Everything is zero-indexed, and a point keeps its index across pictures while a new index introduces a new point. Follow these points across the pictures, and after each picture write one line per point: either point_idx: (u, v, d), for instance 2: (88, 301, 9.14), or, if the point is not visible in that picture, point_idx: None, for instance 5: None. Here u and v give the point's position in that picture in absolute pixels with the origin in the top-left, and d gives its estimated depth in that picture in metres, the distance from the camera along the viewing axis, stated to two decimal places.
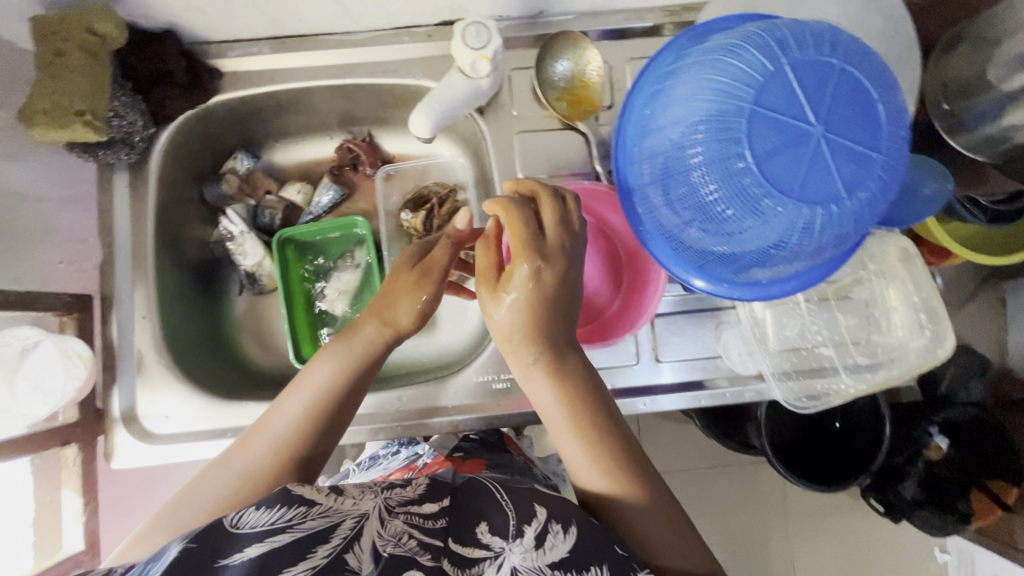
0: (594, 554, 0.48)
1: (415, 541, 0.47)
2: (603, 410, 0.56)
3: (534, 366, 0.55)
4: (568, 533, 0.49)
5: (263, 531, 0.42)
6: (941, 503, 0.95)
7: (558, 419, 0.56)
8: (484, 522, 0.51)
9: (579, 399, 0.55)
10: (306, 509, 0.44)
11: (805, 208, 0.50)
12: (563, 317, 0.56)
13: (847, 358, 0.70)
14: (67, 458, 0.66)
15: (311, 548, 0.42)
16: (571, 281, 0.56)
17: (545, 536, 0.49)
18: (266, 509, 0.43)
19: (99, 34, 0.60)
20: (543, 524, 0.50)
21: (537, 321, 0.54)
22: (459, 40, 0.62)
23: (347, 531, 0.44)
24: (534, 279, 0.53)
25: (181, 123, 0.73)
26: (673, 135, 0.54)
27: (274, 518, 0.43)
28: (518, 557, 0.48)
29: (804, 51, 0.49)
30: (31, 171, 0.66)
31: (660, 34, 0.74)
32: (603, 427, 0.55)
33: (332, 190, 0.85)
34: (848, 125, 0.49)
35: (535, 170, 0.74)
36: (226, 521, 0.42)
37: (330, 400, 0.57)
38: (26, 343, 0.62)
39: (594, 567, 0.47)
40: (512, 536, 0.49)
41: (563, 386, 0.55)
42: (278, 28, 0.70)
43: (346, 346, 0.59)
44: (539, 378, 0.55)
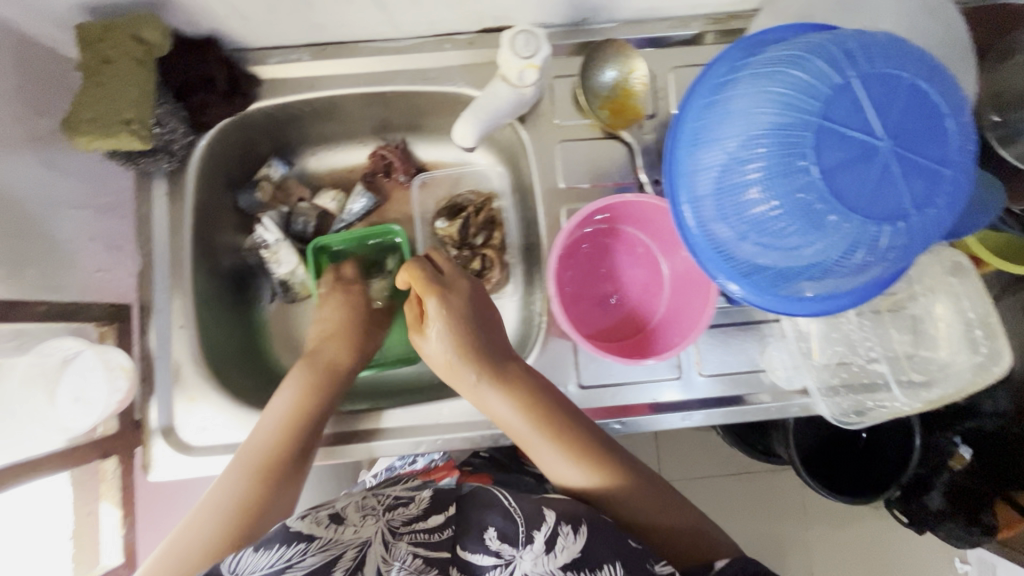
0: (603, 553, 0.54)
1: (419, 559, 0.53)
2: (559, 405, 0.64)
3: (485, 381, 0.65)
4: (578, 534, 0.54)
5: (266, 574, 0.48)
6: (964, 513, 0.95)
7: (519, 425, 0.63)
8: (492, 528, 0.56)
9: (532, 401, 0.64)
10: (305, 546, 0.51)
11: (872, 224, 0.48)
12: (485, 333, 0.68)
13: (900, 374, 0.69)
14: (106, 471, 0.66)
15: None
16: (481, 308, 0.70)
17: (555, 539, 0.54)
18: (265, 552, 0.50)
19: (145, 41, 0.59)
20: (551, 527, 0.55)
21: (466, 343, 0.67)
22: (507, 49, 0.61)
23: (348, 562, 0.51)
24: (444, 306, 0.67)
25: (219, 131, 0.73)
26: (731, 148, 0.53)
27: (275, 560, 0.49)
28: (530, 563, 0.53)
29: (872, 65, 0.48)
30: (69, 180, 0.66)
31: (702, 43, 0.73)
32: (563, 421, 0.63)
33: (365, 198, 0.83)
34: (916, 140, 0.48)
35: (576, 179, 0.73)
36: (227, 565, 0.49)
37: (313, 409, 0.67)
38: (67, 353, 0.61)
39: (606, 566, 0.53)
40: (522, 542, 0.54)
41: (516, 395, 0.64)
42: (318, 35, 0.69)
43: (297, 374, 0.70)
44: (491, 394, 0.65)
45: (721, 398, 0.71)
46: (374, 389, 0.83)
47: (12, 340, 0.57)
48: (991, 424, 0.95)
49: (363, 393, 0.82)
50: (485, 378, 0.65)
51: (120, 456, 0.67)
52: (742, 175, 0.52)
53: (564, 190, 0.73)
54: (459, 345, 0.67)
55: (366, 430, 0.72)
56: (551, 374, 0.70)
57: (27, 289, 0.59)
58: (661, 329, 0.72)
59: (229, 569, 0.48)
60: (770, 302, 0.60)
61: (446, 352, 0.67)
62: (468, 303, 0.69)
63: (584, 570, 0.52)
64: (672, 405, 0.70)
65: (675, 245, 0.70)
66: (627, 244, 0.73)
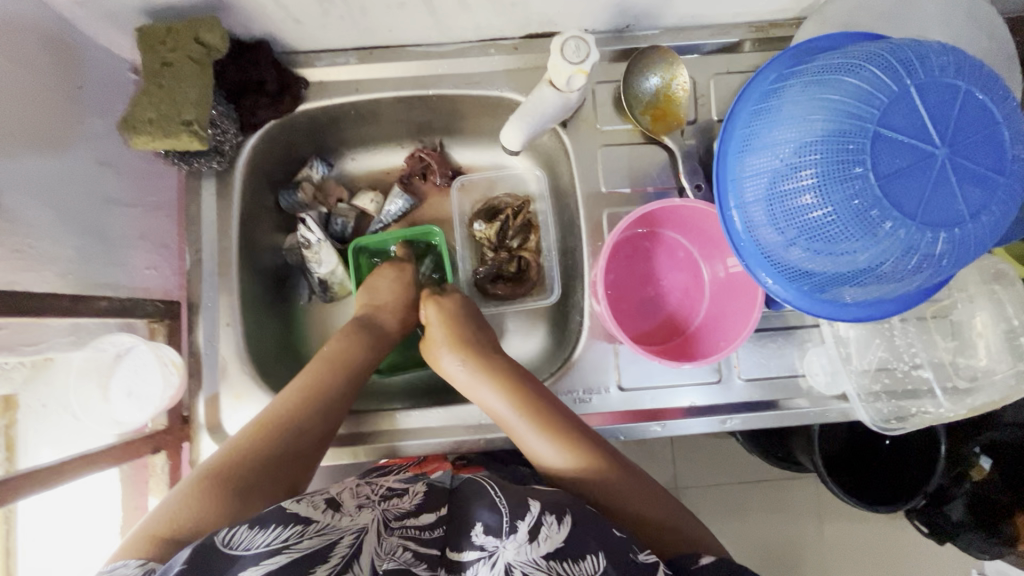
0: (590, 544, 0.50)
1: (410, 553, 0.49)
2: (545, 397, 0.66)
3: (479, 375, 0.68)
4: (562, 524, 0.51)
5: (262, 552, 0.44)
6: (987, 525, 0.94)
7: (508, 414, 0.65)
8: (479, 523, 0.52)
9: (519, 390, 0.66)
10: (301, 528, 0.47)
11: (927, 231, 0.49)
12: (476, 331, 0.73)
13: (943, 381, 0.69)
14: (155, 466, 0.65)
15: (309, 568, 0.44)
16: (478, 317, 0.75)
17: (538, 529, 0.50)
18: (261, 530, 0.46)
19: (206, 44, 0.60)
20: (535, 518, 0.51)
21: (461, 339, 0.72)
22: (558, 55, 0.62)
23: (347, 548, 0.47)
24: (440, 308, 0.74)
25: (267, 131, 0.74)
26: (783, 154, 0.53)
27: (270, 539, 0.46)
28: (513, 553, 0.49)
29: (929, 74, 0.49)
30: (124, 178, 0.67)
31: (741, 51, 0.75)
32: (549, 410, 0.64)
33: (402, 199, 0.84)
34: (973, 148, 0.48)
35: (616, 183, 0.74)
36: (218, 542, 0.45)
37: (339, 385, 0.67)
38: (120, 349, 0.64)
39: (590, 555, 0.49)
40: (505, 533, 0.50)
41: (506, 386, 0.66)
42: (367, 39, 0.70)
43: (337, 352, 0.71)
44: (484, 386, 0.67)
45: (759, 402, 0.71)
46: (411, 387, 0.84)
47: (69, 335, 0.59)
48: (1010, 436, 0.92)
49: (401, 392, 0.84)
50: (478, 371, 0.69)
51: (169, 451, 0.65)
52: (794, 181, 0.53)
53: (606, 194, 0.74)
54: (454, 343, 0.72)
55: (403, 430, 0.72)
56: (592, 375, 0.71)
57: (84, 285, 0.60)
58: (703, 332, 0.72)
59: (223, 544, 0.45)
60: (810, 306, 0.61)
61: (450, 355, 0.71)
62: (463, 307, 0.75)
63: (567, 560, 0.48)
64: (711, 408, 0.71)
65: (719, 250, 0.70)
66: (668, 248, 0.74)
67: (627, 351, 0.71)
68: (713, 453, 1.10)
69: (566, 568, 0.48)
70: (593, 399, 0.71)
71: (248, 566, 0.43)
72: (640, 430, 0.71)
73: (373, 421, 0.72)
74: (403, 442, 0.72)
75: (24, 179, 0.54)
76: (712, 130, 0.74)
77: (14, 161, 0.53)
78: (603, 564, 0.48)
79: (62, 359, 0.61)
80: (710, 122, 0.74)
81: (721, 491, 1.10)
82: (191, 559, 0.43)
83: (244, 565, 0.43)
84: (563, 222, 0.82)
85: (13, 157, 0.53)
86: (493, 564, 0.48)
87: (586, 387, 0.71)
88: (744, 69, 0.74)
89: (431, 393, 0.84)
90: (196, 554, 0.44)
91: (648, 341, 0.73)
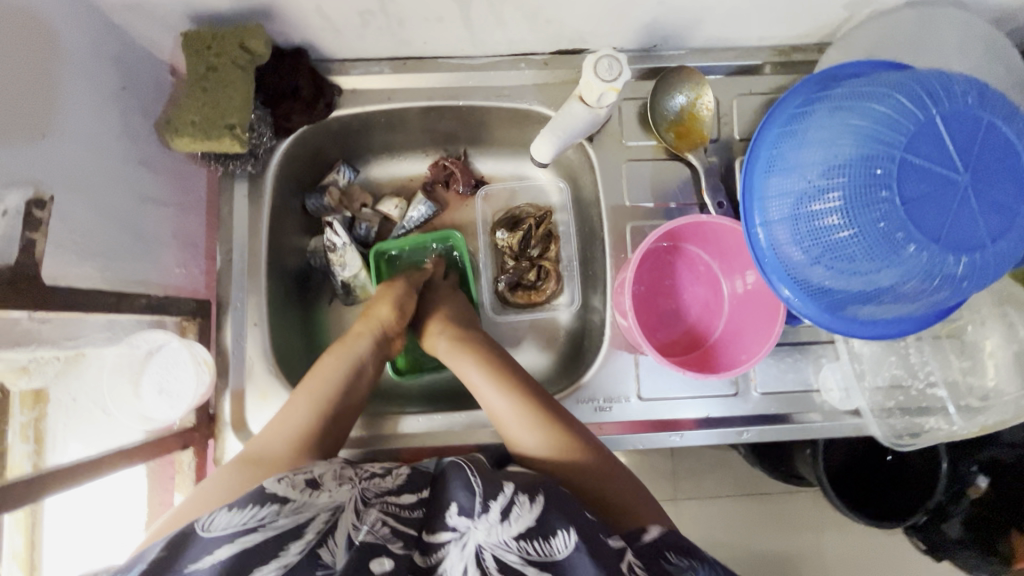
0: (560, 519, 0.48)
1: (388, 529, 0.48)
2: (532, 382, 0.66)
3: (464, 358, 0.70)
4: (534, 503, 0.49)
5: (235, 532, 0.44)
6: (984, 544, 0.96)
7: (496, 398, 0.64)
8: (454, 504, 0.49)
9: (509, 374, 0.66)
10: (278, 507, 0.47)
11: (950, 255, 0.50)
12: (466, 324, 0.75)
13: (959, 399, 0.71)
14: (183, 462, 0.68)
15: (282, 545, 0.44)
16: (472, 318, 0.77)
17: (511, 508, 0.48)
18: (238, 511, 0.46)
19: (250, 51, 0.62)
20: (508, 497, 0.49)
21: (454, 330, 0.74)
22: (591, 72, 0.63)
23: (321, 525, 0.46)
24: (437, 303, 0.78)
25: (299, 135, 0.75)
26: (811, 176, 0.55)
27: (247, 519, 0.45)
28: (483, 534, 0.47)
29: (954, 104, 0.51)
30: (160, 178, 0.68)
31: (764, 73, 0.77)
32: (535, 393, 0.64)
33: (425, 206, 0.85)
34: (994, 178, 0.50)
35: (640, 197, 0.76)
36: (197, 526, 0.44)
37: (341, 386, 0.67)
38: (152, 346, 0.66)
39: (559, 532, 0.47)
40: (478, 513, 0.48)
41: (491, 370, 0.67)
42: (402, 50, 0.72)
43: (338, 352, 0.70)
44: (470, 370, 0.69)
45: (775, 414, 0.72)
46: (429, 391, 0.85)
47: (104, 331, 0.60)
48: (1008, 455, 0.91)
49: (420, 396, 0.84)
50: (465, 356, 0.70)
51: (195, 448, 0.68)
52: (821, 203, 0.54)
53: (630, 208, 0.76)
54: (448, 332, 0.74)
55: (423, 434, 0.73)
56: (612, 385, 0.73)
57: (119, 282, 0.61)
58: (722, 345, 0.75)
59: (201, 527, 0.44)
60: (828, 322, 0.62)
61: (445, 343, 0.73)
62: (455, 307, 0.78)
63: (538, 539, 0.47)
64: (728, 420, 0.72)
65: (740, 265, 0.73)
66: (689, 261, 0.76)
67: (647, 361, 0.73)
68: (714, 464, 1.10)
69: (536, 547, 0.46)
70: (613, 408, 0.72)
71: (222, 545, 0.43)
72: (659, 440, 0.72)
73: (395, 424, 0.73)
74: (423, 446, 0.72)
75: (69, 176, 0.55)
76: (733, 148, 0.76)
77: (62, 159, 0.54)
78: (573, 540, 0.46)
79: (96, 352, 0.60)
80: (732, 141, 0.76)
81: (721, 502, 1.10)
82: (171, 544, 0.43)
83: (216, 545, 0.43)
84: (584, 233, 0.84)
85: (61, 154, 0.54)
86: (464, 546, 0.47)
87: (606, 396, 0.72)
88: (766, 91, 0.77)
89: (449, 399, 0.84)
90: (176, 539, 0.43)
91: (668, 352, 0.75)
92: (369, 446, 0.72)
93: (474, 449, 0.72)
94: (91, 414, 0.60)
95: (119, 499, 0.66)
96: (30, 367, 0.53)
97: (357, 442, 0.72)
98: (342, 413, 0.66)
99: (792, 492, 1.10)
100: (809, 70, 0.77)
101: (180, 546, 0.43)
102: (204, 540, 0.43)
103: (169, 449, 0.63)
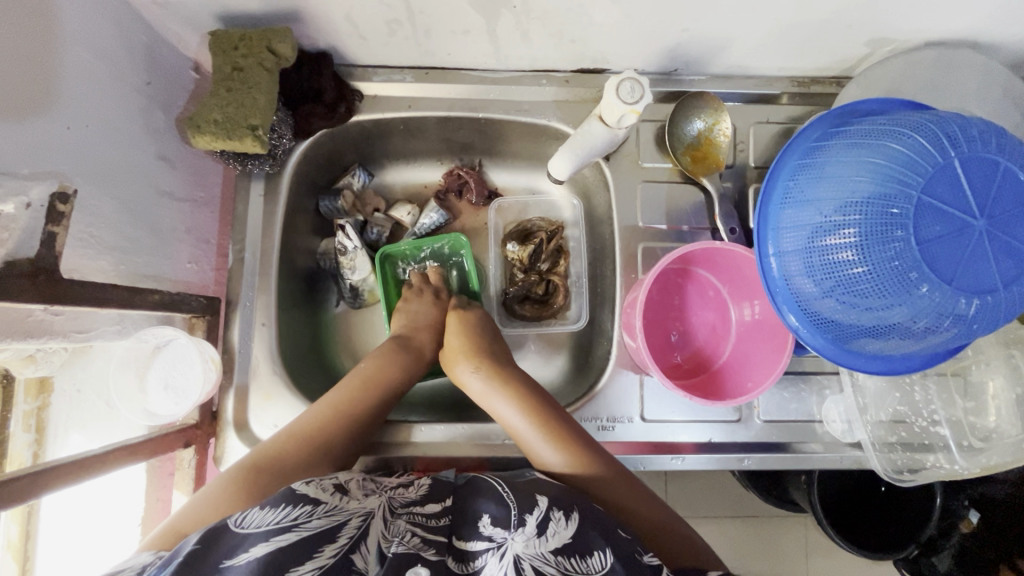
0: (597, 540, 0.48)
1: (418, 538, 0.47)
2: (552, 402, 0.66)
3: (493, 383, 0.68)
4: (570, 520, 0.49)
5: (269, 530, 0.43)
6: None
7: (521, 420, 0.64)
8: (486, 516, 0.50)
9: (531, 399, 0.65)
10: (311, 509, 0.47)
11: (962, 297, 0.50)
12: (496, 342, 0.74)
13: (961, 439, 0.72)
14: (183, 460, 0.66)
15: (317, 547, 0.43)
16: (494, 332, 0.76)
17: (547, 524, 0.49)
18: (272, 510, 0.45)
19: (277, 53, 0.63)
20: (543, 512, 0.50)
21: (478, 350, 0.72)
22: (612, 94, 0.63)
23: (353, 531, 0.46)
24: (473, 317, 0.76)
25: (318, 138, 0.75)
26: (827, 210, 0.55)
27: (281, 517, 0.45)
28: (521, 545, 0.47)
29: (973, 148, 0.51)
30: (178, 173, 0.68)
31: (781, 103, 0.78)
32: (558, 416, 0.64)
33: (437, 214, 0.85)
34: (1010, 222, 0.50)
35: (653, 219, 0.76)
36: (230, 522, 0.44)
37: (378, 392, 0.68)
38: (160, 341, 0.66)
39: (597, 552, 0.47)
40: (514, 525, 0.49)
41: (521, 390, 0.66)
42: (425, 60, 0.73)
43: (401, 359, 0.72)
44: (499, 397, 0.67)
45: (776, 443, 0.73)
46: (431, 399, 0.85)
47: (115, 325, 0.61)
48: (1001, 491, 0.92)
49: (422, 405, 0.84)
50: (492, 378, 0.68)
51: (197, 447, 0.66)
52: (835, 238, 0.54)
53: (643, 229, 0.76)
54: (469, 351, 0.72)
55: (425, 443, 0.72)
56: (616, 405, 0.73)
57: (134, 276, 0.61)
58: (727, 370, 0.76)
59: (235, 523, 0.44)
60: (835, 354, 0.62)
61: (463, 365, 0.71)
62: (484, 322, 0.76)
63: (575, 556, 0.46)
64: (730, 446, 0.72)
65: (749, 293, 0.73)
66: (699, 286, 0.77)
67: (652, 383, 0.73)
68: (706, 483, 1.10)
69: (574, 564, 0.46)
70: (616, 427, 0.72)
71: (257, 543, 0.42)
72: (659, 462, 0.72)
73: (396, 432, 0.73)
74: (423, 456, 0.72)
75: (93, 169, 0.55)
76: (747, 174, 0.77)
77: (86, 152, 0.54)
78: (610, 561, 0.46)
79: (104, 346, 0.62)
80: (747, 167, 0.77)
81: (713, 524, 1.09)
82: (203, 538, 0.42)
83: (252, 543, 0.42)
84: (594, 250, 0.84)
85: (87, 147, 0.54)
86: (502, 556, 0.46)
87: (610, 415, 0.73)
88: (783, 119, 0.77)
89: (451, 409, 0.84)
90: (209, 533, 0.43)
91: (673, 375, 0.76)
92: (368, 453, 0.72)
93: (475, 461, 0.72)
94: (95, 409, 0.64)
95: (116, 496, 0.67)
96: (35, 357, 0.56)
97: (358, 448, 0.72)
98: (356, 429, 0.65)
99: (782, 518, 1.10)
100: (825, 102, 0.78)
101: (212, 543, 0.42)
102: (240, 538, 0.42)
103: (170, 447, 0.62)
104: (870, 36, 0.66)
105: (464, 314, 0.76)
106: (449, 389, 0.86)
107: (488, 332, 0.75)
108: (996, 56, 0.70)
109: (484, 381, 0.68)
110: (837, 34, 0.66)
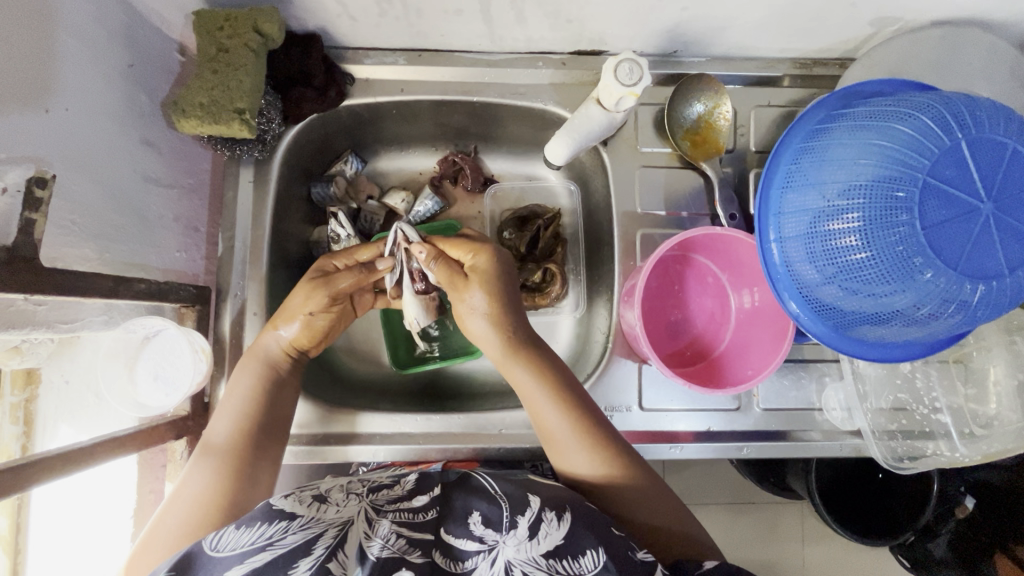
0: (588, 539, 0.47)
1: (403, 540, 0.46)
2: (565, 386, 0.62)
3: (517, 354, 0.63)
4: (562, 520, 0.48)
5: (245, 552, 0.42)
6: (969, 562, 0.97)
7: (540, 399, 0.61)
8: (477, 513, 0.49)
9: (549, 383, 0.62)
10: (287, 525, 0.45)
11: (967, 283, 0.49)
12: (517, 305, 0.66)
13: (962, 426, 0.71)
14: (175, 451, 0.65)
15: (292, 562, 0.42)
16: (515, 289, 0.67)
17: (538, 525, 0.48)
18: (247, 530, 0.45)
19: (263, 34, 0.61)
20: (535, 513, 0.49)
21: (499, 313, 0.64)
22: (610, 76, 0.62)
23: (330, 540, 0.44)
24: (472, 265, 0.66)
25: (309, 123, 0.73)
26: (830, 195, 0.53)
27: (256, 538, 0.44)
28: (512, 549, 0.46)
29: (981, 130, 0.49)
30: (165, 159, 0.66)
31: (782, 85, 0.76)
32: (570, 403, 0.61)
33: (432, 201, 0.83)
34: (1016, 206, 0.48)
35: (653, 205, 0.75)
36: (206, 546, 0.43)
37: (267, 397, 0.62)
38: (149, 331, 0.64)
39: (589, 551, 0.46)
40: (505, 527, 0.48)
41: (536, 371, 0.62)
42: (419, 42, 0.71)
43: (256, 360, 0.63)
44: (519, 374, 0.63)
45: (776, 431, 0.72)
46: (427, 388, 0.84)
47: (103, 315, 0.60)
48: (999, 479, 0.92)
49: (416, 395, 0.83)
50: (510, 356, 0.64)
51: (190, 438, 0.66)
52: (839, 223, 0.53)
53: (641, 215, 0.75)
54: (491, 315, 0.64)
55: (421, 434, 0.71)
56: (614, 393, 0.72)
57: (119, 264, 0.60)
58: (727, 358, 0.75)
59: (209, 548, 0.43)
60: (835, 341, 0.61)
61: (485, 325, 0.64)
62: (499, 278, 0.65)
63: (566, 558, 0.46)
64: (729, 434, 0.71)
65: (748, 279, 0.73)
66: (698, 273, 0.76)
67: (651, 372, 0.72)
68: (703, 472, 1.10)
69: (565, 567, 0.45)
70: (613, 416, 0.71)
71: (231, 566, 0.41)
72: (658, 450, 0.71)
73: (391, 421, 0.72)
74: (419, 447, 0.71)
75: (72, 153, 0.53)
76: (747, 159, 0.75)
77: (66, 139, 0.53)
78: (602, 559, 0.46)
79: (91, 336, 0.61)
80: (747, 152, 0.75)
81: (710, 513, 1.08)
82: (177, 564, 0.42)
83: (227, 566, 0.42)
84: (591, 238, 0.83)
85: (68, 132, 0.53)
86: (493, 561, 0.45)
87: (608, 404, 0.72)
88: (784, 103, 0.76)
89: (446, 398, 0.83)
90: (183, 559, 0.43)
91: (673, 363, 0.75)
92: (363, 443, 0.71)
93: (471, 451, 0.72)
94: (83, 402, 0.63)
95: (107, 489, 0.66)
96: (21, 348, 0.56)
97: (353, 438, 0.71)
98: (283, 406, 0.63)
99: (779, 507, 1.10)
100: (828, 84, 0.76)
101: (186, 570, 0.42)
102: (215, 562, 0.42)
103: (163, 438, 0.61)
104: (875, 15, 0.65)
105: (494, 264, 0.65)
106: (443, 380, 0.85)
107: (517, 285, 0.67)
108: (1002, 35, 0.69)
109: (512, 352, 0.64)
110: (841, 12, 0.65)
